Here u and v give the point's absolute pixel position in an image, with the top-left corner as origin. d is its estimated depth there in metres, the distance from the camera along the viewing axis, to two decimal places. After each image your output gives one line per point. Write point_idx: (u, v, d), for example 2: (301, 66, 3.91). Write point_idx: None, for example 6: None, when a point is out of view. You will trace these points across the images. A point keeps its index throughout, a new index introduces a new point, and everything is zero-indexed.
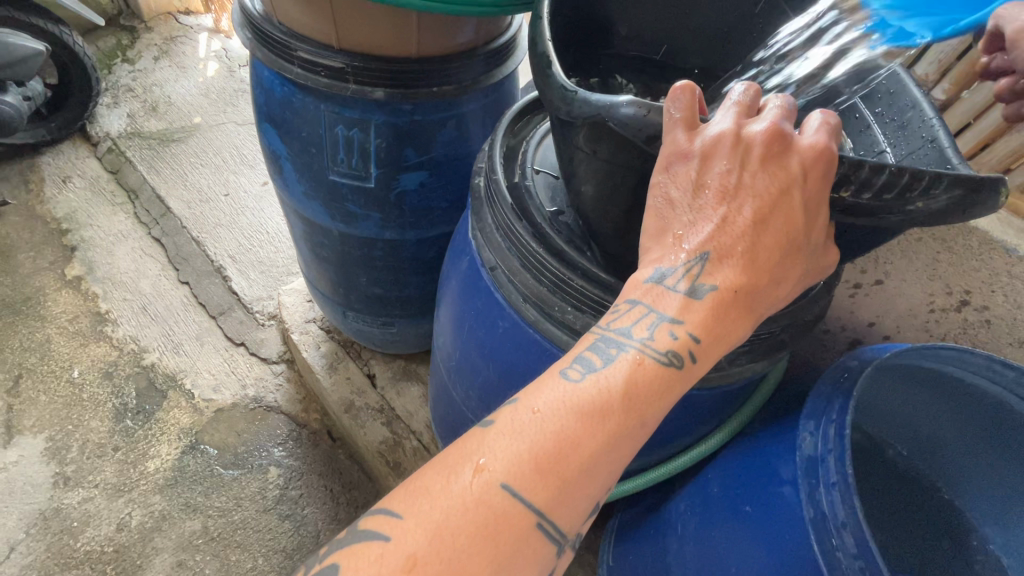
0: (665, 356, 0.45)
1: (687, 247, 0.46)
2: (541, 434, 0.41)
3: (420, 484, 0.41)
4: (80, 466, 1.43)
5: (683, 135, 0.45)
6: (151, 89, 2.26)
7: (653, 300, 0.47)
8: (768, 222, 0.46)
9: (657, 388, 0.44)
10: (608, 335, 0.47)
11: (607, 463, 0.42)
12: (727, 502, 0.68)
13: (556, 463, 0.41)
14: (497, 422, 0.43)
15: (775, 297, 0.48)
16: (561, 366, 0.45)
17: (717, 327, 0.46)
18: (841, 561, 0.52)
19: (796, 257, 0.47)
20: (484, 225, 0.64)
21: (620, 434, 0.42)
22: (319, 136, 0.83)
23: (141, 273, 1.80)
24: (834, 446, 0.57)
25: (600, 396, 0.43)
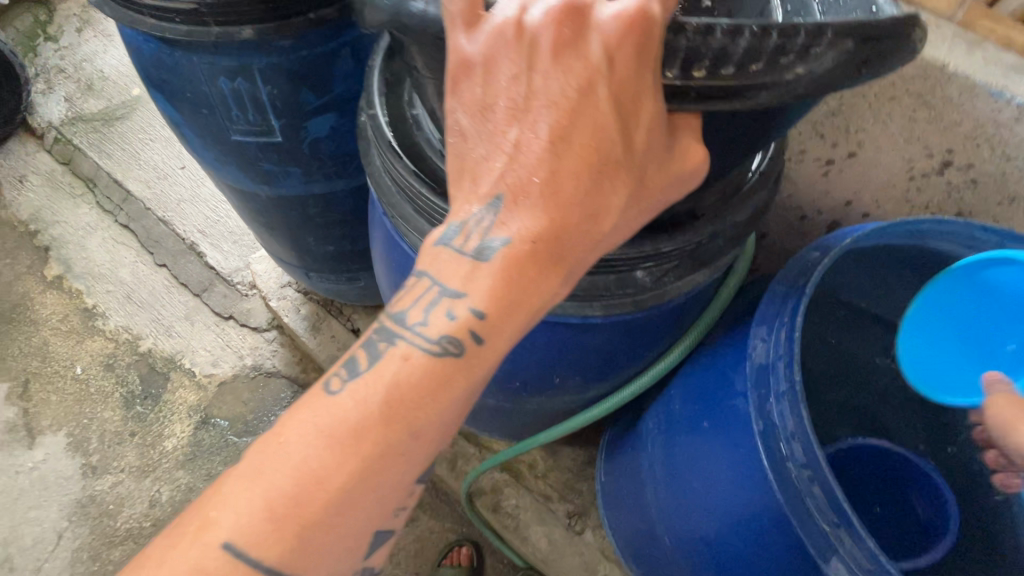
0: (437, 347, 0.42)
1: (482, 190, 0.42)
2: (282, 470, 0.40)
3: (161, 546, 0.40)
4: (104, 455, 1.50)
5: (465, 38, 0.39)
6: (82, 65, 2.10)
7: (437, 270, 0.44)
8: (569, 137, 0.40)
9: (417, 400, 0.42)
10: (387, 326, 0.44)
11: (366, 488, 0.41)
12: (688, 418, 0.65)
13: (294, 505, 0.39)
14: (240, 467, 0.41)
15: (595, 236, 0.42)
16: (325, 380, 0.43)
17: (505, 296, 0.42)
18: (790, 471, 0.49)
19: (614, 178, 0.41)
20: (373, 167, 0.57)
21: (377, 455, 0.40)
22: (205, 95, 0.75)
23: (116, 262, 1.78)
24: (784, 352, 0.52)
25: (347, 420, 0.40)
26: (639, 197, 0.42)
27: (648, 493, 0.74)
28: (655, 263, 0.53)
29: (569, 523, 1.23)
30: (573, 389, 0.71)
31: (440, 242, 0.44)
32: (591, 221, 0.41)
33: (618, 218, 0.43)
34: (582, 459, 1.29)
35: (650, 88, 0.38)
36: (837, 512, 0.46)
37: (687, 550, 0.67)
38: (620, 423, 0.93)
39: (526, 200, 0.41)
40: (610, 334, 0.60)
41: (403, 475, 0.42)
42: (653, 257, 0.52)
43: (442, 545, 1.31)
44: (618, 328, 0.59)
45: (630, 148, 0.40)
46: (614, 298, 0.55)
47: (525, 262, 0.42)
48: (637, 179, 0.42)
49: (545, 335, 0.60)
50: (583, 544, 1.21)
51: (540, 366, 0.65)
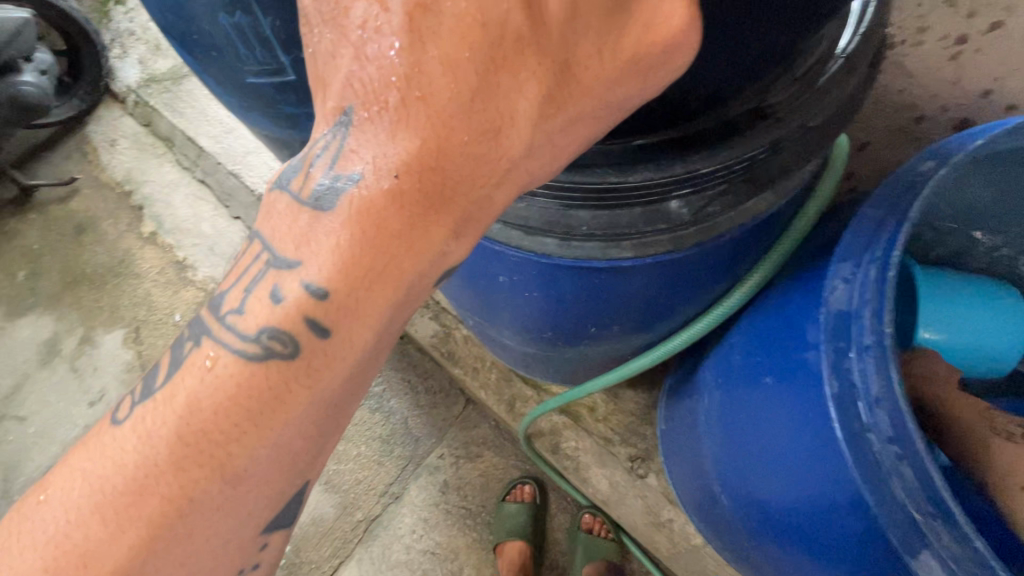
0: (255, 351, 0.38)
1: (330, 104, 0.36)
2: (56, 532, 0.38)
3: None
4: None
5: None
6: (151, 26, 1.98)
7: (270, 232, 0.38)
8: (442, 10, 0.33)
9: (220, 439, 0.37)
10: (200, 322, 0.40)
11: (165, 547, 0.38)
12: (750, 371, 0.55)
13: (79, 570, 0.38)
14: (16, 529, 0.40)
15: (490, 150, 0.36)
16: (114, 410, 0.41)
17: (353, 270, 0.36)
18: (872, 445, 0.39)
19: (520, 65, 0.34)
20: None
21: (176, 498, 0.38)
22: (213, 35, 0.70)
23: (198, 217, 1.80)
24: (872, 297, 0.41)
25: (125, 477, 0.37)
26: (557, 93, 0.35)
27: (704, 450, 0.66)
28: (695, 190, 0.43)
29: (631, 466, 1.18)
30: (617, 335, 0.63)
31: (277, 184, 0.39)
32: (489, 139, 0.35)
33: (525, 131, 0.36)
34: (644, 403, 1.23)
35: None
36: (934, 501, 0.36)
37: (745, 516, 0.59)
38: (679, 369, 0.84)
39: (379, 114, 0.34)
40: (651, 276, 0.51)
41: (203, 529, 0.39)
42: (690, 182, 0.41)
43: (506, 480, 1.31)
44: (657, 270, 0.50)
45: (538, 21, 0.34)
46: (647, 236, 0.45)
47: (367, 224, 0.36)
48: (559, 66, 0.35)
49: (571, 281, 0.52)
50: (646, 488, 1.17)
51: (574, 315, 0.58)
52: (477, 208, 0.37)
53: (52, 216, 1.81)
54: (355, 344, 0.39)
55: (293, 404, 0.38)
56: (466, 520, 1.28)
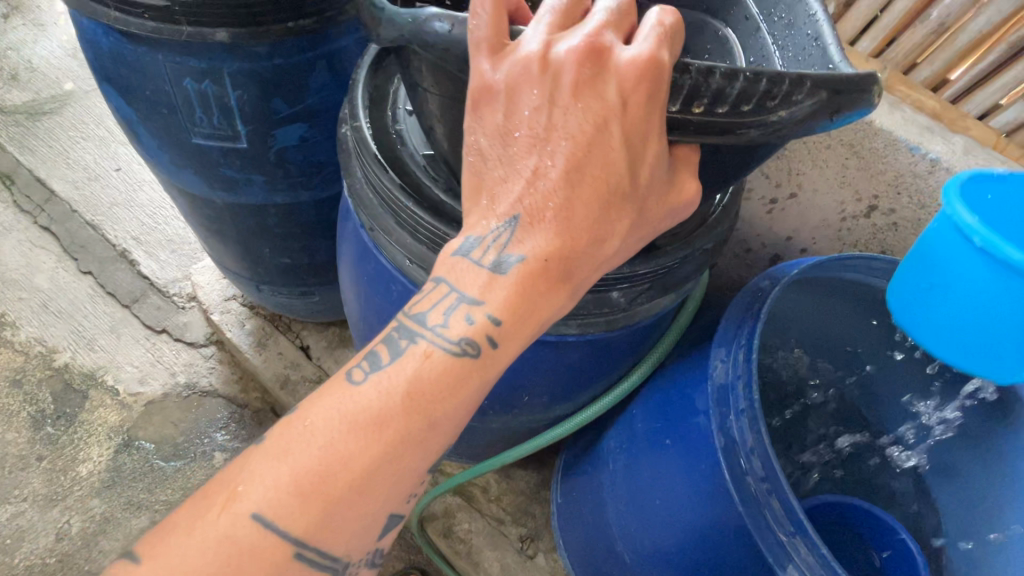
0: (455, 352, 0.43)
1: (499, 211, 0.43)
2: (311, 448, 0.40)
3: (175, 521, 0.39)
4: (5, 482, 1.34)
5: (487, 63, 0.39)
6: (6, 54, 1.95)
7: (455, 277, 0.44)
8: (582, 169, 0.41)
9: (438, 397, 0.42)
10: (406, 324, 0.44)
11: (386, 477, 0.41)
12: (650, 436, 0.67)
13: (321, 482, 0.39)
14: (266, 444, 0.41)
15: (598, 261, 0.44)
16: (347, 370, 0.43)
17: (525, 306, 0.43)
18: (750, 484, 0.53)
19: (620, 211, 0.43)
20: (354, 180, 0.56)
21: (399, 443, 0.40)
22: (167, 95, 0.72)
23: (33, 267, 1.63)
24: (743, 372, 0.56)
25: (392, 399, 0.41)
26: (638, 231, 0.45)
27: (609, 513, 0.75)
28: (630, 286, 0.56)
29: (521, 546, 1.21)
30: (540, 408, 0.72)
31: (458, 253, 0.44)
32: (595, 250, 0.43)
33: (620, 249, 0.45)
34: (535, 482, 1.29)
35: (655, 132, 0.41)
36: (795, 522, 0.50)
37: (647, 568, 0.68)
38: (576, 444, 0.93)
39: (545, 222, 0.42)
40: (582, 353, 0.62)
41: (424, 460, 0.42)
42: (628, 279, 0.54)
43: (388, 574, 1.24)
44: (589, 347, 0.61)
45: (635, 187, 0.42)
46: (590, 317, 0.57)
47: (538, 277, 0.43)
48: (638, 216, 0.44)
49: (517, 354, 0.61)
50: (535, 568, 1.19)
51: (508, 385, 0.66)
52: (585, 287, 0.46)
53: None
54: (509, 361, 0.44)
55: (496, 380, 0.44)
56: None
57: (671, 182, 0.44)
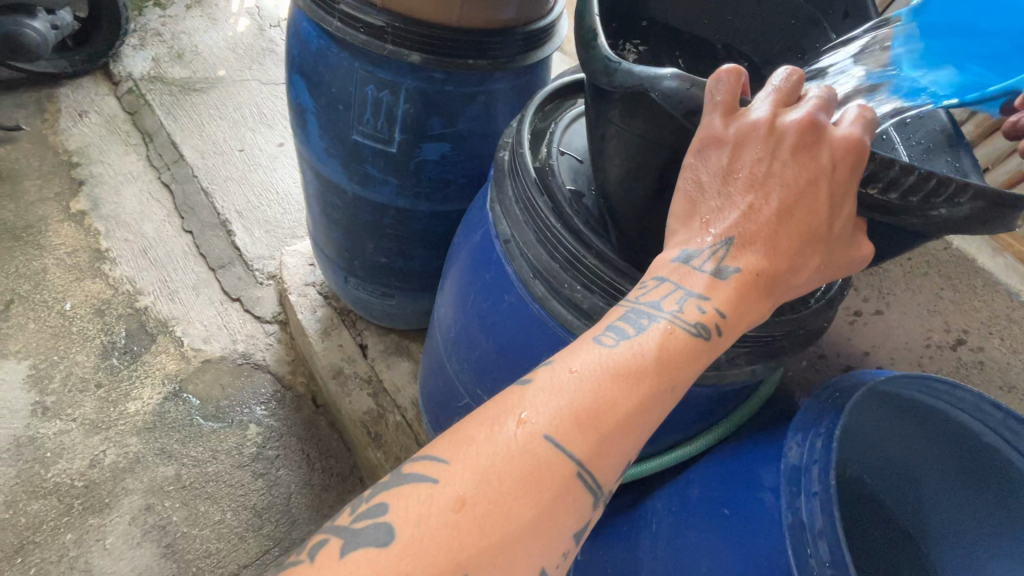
0: (697, 333, 0.45)
1: (714, 230, 0.46)
2: (583, 389, 0.42)
3: (464, 434, 0.41)
4: (61, 399, 1.42)
5: (720, 119, 0.45)
6: (179, 36, 2.25)
7: (681, 278, 0.47)
8: (793, 213, 0.45)
9: (688, 363, 0.45)
10: (639, 307, 0.46)
11: (645, 418, 0.43)
12: (705, 504, 0.68)
13: (593, 416, 0.41)
14: (536, 380, 0.43)
15: (792, 286, 0.48)
16: (595, 333, 0.45)
17: (752, 306, 0.47)
18: (814, 568, 0.54)
19: (814, 254, 0.47)
20: (503, 196, 0.64)
21: (655, 396, 0.43)
22: (349, 95, 0.83)
23: (145, 216, 1.80)
24: (820, 457, 0.58)
25: (657, 356, 0.44)
26: (822, 276, 0.49)
27: None
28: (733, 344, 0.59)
29: None
30: None
31: (680, 260, 0.47)
32: (789, 280, 0.48)
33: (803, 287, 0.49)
34: None
35: (848, 197, 0.47)
36: None
37: None
38: None
39: (751, 252, 0.46)
40: None
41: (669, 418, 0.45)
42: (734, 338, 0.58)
43: None
44: None
45: (831, 236, 0.47)
46: None
47: (762, 285, 0.47)
48: (826, 261, 0.48)
49: None
50: None
51: None
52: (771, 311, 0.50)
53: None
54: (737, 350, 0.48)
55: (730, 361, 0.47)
56: None
57: (850, 242, 0.49)
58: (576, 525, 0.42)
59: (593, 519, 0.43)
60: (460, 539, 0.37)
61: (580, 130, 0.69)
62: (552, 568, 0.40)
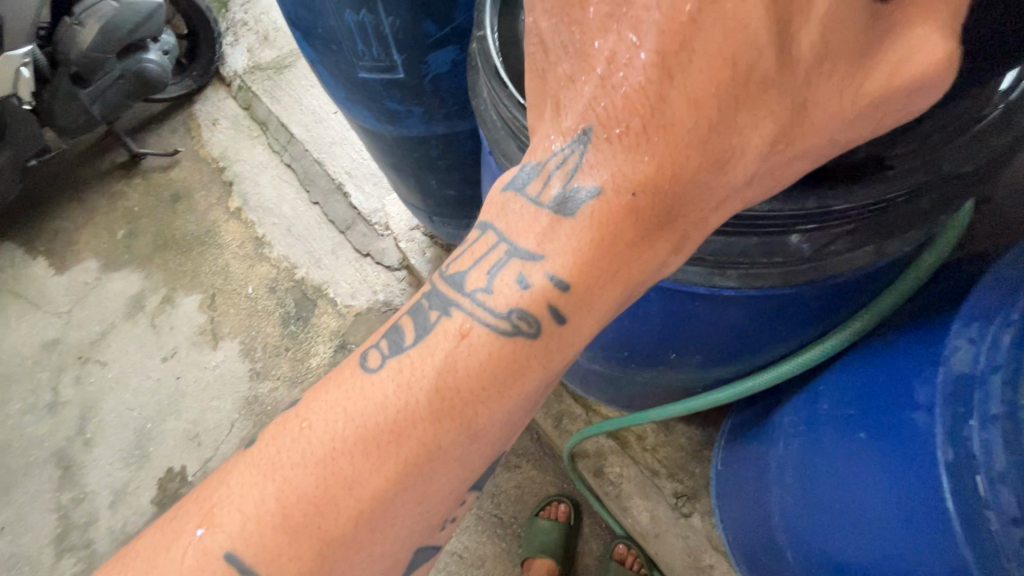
0: (506, 326, 0.42)
1: (567, 124, 0.42)
2: (309, 462, 0.42)
3: (178, 526, 0.44)
4: (266, 363, 1.75)
5: None
6: (260, 18, 2.35)
7: (506, 225, 0.44)
8: (692, 46, 0.37)
9: (464, 405, 0.42)
10: (442, 290, 0.45)
11: (402, 486, 0.42)
12: (840, 426, 0.53)
13: (324, 500, 0.41)
14: (252, 458, 0.44)
15: (731, 179, 0.40)
16: (363, 358, 0.45)
17: (594, 265, 0.41)
18: (990, 522, 0.36)
19: (761, 102, 0.38)
20: (481, 100, 0.51)
21: (408, 459, 0.42)
22: (334, 30, 0.74)
23: (281, 198, 2.02)
24: (1004, 362, 0.37)
25: (385, 421, 0.41)
26: (790, 133, 0.39)
27: (771, 502, 0.63)
28: (823, 227, 0.46)
29: (676, 503, 1.14)
30: (692, 366, 0.63)
31: (510, 187, 0.44)
32: (716, 169, 0.40)
33: (753, 160, 0.40)
34: (696, 439, 1.18)
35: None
36: None
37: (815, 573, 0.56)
38: (746, 409, 0.79)
39: (619, 136, 0.40)
40: (748, 308, 0.52)
41: (455, 472, 0.44)
42: (821, 217, 0.44)
43: (541, 496, 1.31)
44: (760, 303, 0.52)
45: (792, 63, 0.37)
46: (757, 267, 0.48)
47: (641, 211, 0.41)
48: (794, 109, 0.39)
49: (663, 305, 0.55)
50: (689, 527, 1.12)
51: (652, 338, 0.60)
52: (714, 202, 0.41)
53: (164, 180, 2.16)
54: (572, 343, 0.43)
55: (519, 388, 0.43)
56: (497, 528, 1.29)
57: (866, 53, 0.38)
58: None
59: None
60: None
61: None
62: None
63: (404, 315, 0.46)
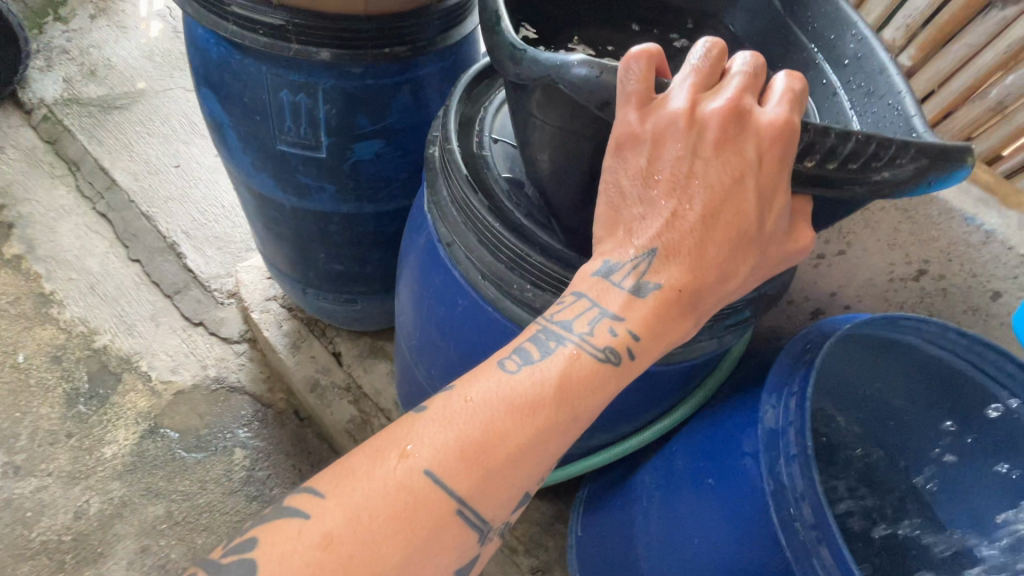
0: (601, 357, 0.46)
1: (637, 243, 0.47)
2: (474, 420, 0.42)
3: (347, 466, 0.42)
4: (32, 455, 1.37)
5: (634, 115, 0.43)
6: (88, 51, 2.08)
7: (597, 295, 0.48)
8: (718, 216, 0.46)
9: (581, 394, 0.45)
10: (550, 327, 0.48)
11: (542, 448, 0.43)
12: (692, 476, 0.68)
13: (483, 450, 0.42)
14: (422, 412, 0.44)
15: (720, 294, 0.49)
16: (502, 357, 0.47)
17: (657, 327, 0.48)
18: (799, 530, 0.54)
19: (745, 255, 0.48)
20: (439, 197, 0.60)
21: (550, 426, 0.43)
22: (263, 103, 0.77)
23: (87, 250, 1.70)
24: (794, 419, 0.57)
25: (536, 391, 0.44)
26: (759, 269, 0.50)
27: (639, 551, 0.74)
28: None
29: None
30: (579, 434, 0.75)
31: (597, 274, 0.49)
32: (720, 284, 0.48)
33: (742, 283, 0.50)
34: (549, 514, 1.28)
35: (783, 186, 0.46)
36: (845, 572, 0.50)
37: None
38: (596, 481, 0.92)
39: (676, 263, 0.47)
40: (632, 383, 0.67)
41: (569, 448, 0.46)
42: None
43: None
44: (640, 379, 0.66)
45: (757, 236, 0.47)
46: None
47: (683, 299, 0.48)
48: (762, 256, 0.49)
49: None
50: None
51: None
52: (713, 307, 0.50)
53: None
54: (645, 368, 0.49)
55: (615, 389, 0.47)
56: None
57: (785, 238, 0.50)
58: (457, 561, 0.42)
59: (470, 555, 0.43)
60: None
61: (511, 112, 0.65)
62: None
63: (525, 340, 0.48)
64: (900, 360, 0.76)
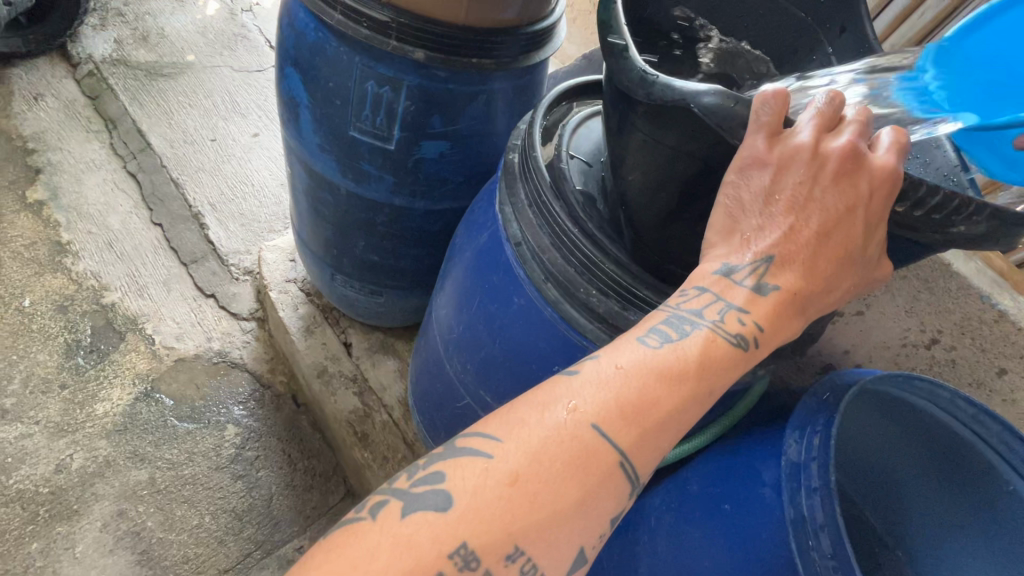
0: (736, 343, 0.50)
1: (755, 248, 0.51)
2: (627, 384, 0.46)
3: (515, 415, 0.45)
4: (22, 401, 1.36)
5: (762, 142, 0.47)
6: (144, 18, 2.13)
7: (721, 290, 0.51)
8: (830, 236, 0.50)
9: (721, 372, 0.49)
10: (681, 313, 0.51)
11: (686, 415, 0.47)
12: (704, 502, 0.70)
13: (638, 412, 0.45)
14: (575, 373, 0.47)
15: (824, 303, 0.53)
16: (642, 332, 0.49)
17: (780, 324, 0.51)
18: (816, 559, 0.58)
19: (850, 275, 0.52)
20: (516, 199, 0.65)
21: (693, 398, 0.47)
22: (347, 89, 0.81)
23: (109, 207, 1.70)
24: (818, 455, 0.61)
25: (682, 364, 0.47)
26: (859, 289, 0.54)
27: None
28: None
29: None
30: None
31: (719, 272, 0.52)
32: (821, 296, 0.52)
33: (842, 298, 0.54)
34: None
35: (882, 222, 0.51)
36: None
37: None
38: None
39: (790, 271, 0.50)
40: None
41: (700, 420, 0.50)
42: None
43: None
44: None
45: (858, 259, 0.52)
46: None
47: (798, 303, 0.51)
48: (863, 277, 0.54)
49: None
50: None
51: None
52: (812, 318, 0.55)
53: None
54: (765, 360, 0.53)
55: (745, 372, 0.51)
56: None
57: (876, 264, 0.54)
58: (614, 511, 0.46)
59: (628, 504, 0.46)
60: (511, 512, 0.41)
61: (587, 134, 0.71)
62: (590, 547, 0.44)
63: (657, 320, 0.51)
64: (913, 425, 0.79)
